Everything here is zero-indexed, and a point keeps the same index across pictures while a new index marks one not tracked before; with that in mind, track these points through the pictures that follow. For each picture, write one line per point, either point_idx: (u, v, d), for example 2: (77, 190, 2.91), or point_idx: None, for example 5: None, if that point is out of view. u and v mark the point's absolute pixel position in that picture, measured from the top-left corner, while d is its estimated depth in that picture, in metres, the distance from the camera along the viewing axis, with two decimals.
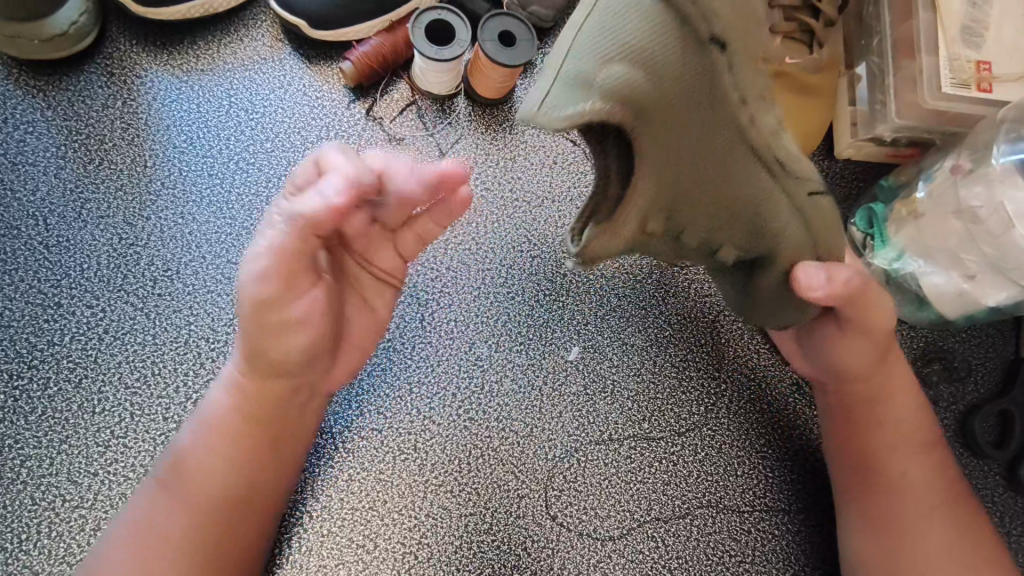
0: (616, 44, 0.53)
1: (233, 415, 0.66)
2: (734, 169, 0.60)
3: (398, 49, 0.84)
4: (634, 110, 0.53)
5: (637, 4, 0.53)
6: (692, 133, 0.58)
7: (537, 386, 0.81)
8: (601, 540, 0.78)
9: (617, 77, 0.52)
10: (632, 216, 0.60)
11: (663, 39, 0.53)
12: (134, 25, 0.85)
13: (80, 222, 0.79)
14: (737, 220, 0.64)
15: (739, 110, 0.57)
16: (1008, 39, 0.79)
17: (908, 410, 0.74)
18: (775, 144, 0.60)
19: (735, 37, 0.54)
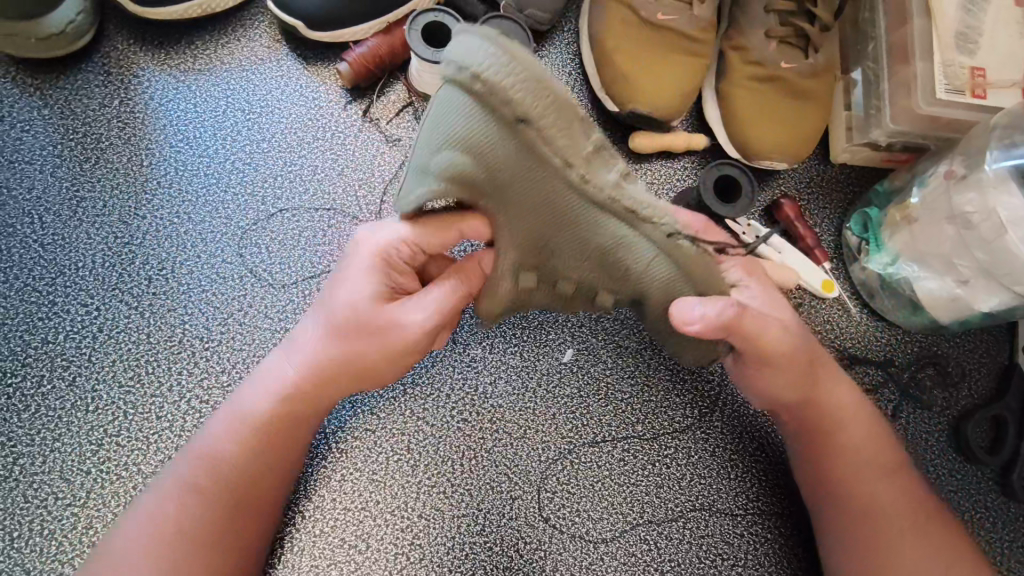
0: (445, 133, 0.57)
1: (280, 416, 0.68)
2: (580, 219, 0.60)
3: (395, 49, 0.84)
4: (471, 188, 0.59)
5: (460, 94, 0.54)
6: (530, 200, 0.60)
7: (531, 388, 0.81)
8: (593, 543, 0.78)
9: (445, 165, 0.58)
10: (499, 270, 0.67)
11: (482, 128, 0.55)
12: (132, 25, 0.85)
13: (76, 220, 0.79)
14: (602, 262, 0.64)
15: (559, 173, 0.56)
16: (1002, 47, 0.80)
17: (861, 426, 0.74)
18: (618, 195, 0.57)
19: (542, 114, 0.53)
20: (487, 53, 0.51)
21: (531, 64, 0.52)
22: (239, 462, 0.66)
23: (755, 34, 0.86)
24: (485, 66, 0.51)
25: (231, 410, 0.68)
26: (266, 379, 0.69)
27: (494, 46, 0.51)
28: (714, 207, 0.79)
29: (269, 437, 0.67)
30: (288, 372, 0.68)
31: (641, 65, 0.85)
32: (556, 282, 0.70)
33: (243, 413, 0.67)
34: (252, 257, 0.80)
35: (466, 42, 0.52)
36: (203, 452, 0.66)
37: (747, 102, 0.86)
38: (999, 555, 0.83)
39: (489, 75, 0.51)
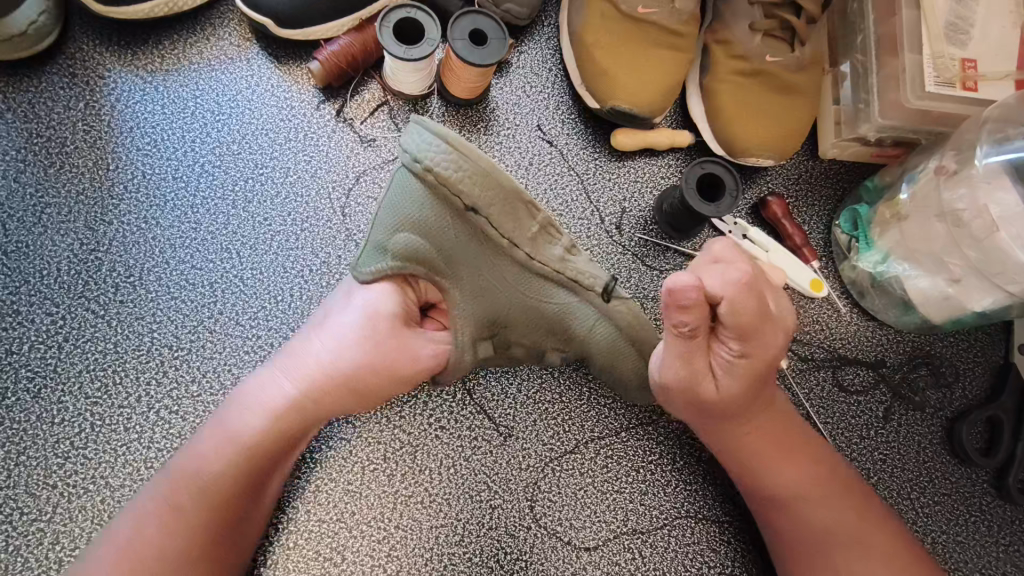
0: (399, 215, 0.66)
1: (268, 437, 0.63)
2: (525, 287, 0.69)
3: (368, 47, 0.82)
4: (430, 260, 0.67)
5: (416, 186, 0.65)
6: (482, 276, 0.68)
7: (511, 394, 0.79)
8: (576, 552, 0.76)
9: (403, 247, 0.66)
10: (459, 343, 0.69)
11: (432, 215, 0.66)
12: (97, 25, 0.82)
13: (40, 227, 0.77)
14: (548, 333, 0.72)
15: (507, 249, 0.67)
16: (991, 39, 0.78)
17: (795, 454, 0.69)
18: (561, 267, 0.69)
19: (489, 202, 0.64)
20: (438, 150, 0.63)
21: (480, 159, 0.63)
22: (231, 485, 0.62)
23: (739, 26, 0.84)
24: (438, 162, 0.63)
25: (222, 430, 0.63)
26: (259, 399, 0.64)
27: (445, 142, 0.63)
28: (696, 206, 0.77)
29: (250, 457, 0.63)
30: (277, 401, 0.64)
31: (621, 62, 0.83)
32: (508, 349, 0.74)
33: (234, 435, 0.63)
34: (223, 262, 0.78)
35: (419, 141, 0.64)
36: (191, 472, 0.62)
37: (733, 99, 0.84)
38: (993, 560, 0.81)
39: (440, 170, 0.63)
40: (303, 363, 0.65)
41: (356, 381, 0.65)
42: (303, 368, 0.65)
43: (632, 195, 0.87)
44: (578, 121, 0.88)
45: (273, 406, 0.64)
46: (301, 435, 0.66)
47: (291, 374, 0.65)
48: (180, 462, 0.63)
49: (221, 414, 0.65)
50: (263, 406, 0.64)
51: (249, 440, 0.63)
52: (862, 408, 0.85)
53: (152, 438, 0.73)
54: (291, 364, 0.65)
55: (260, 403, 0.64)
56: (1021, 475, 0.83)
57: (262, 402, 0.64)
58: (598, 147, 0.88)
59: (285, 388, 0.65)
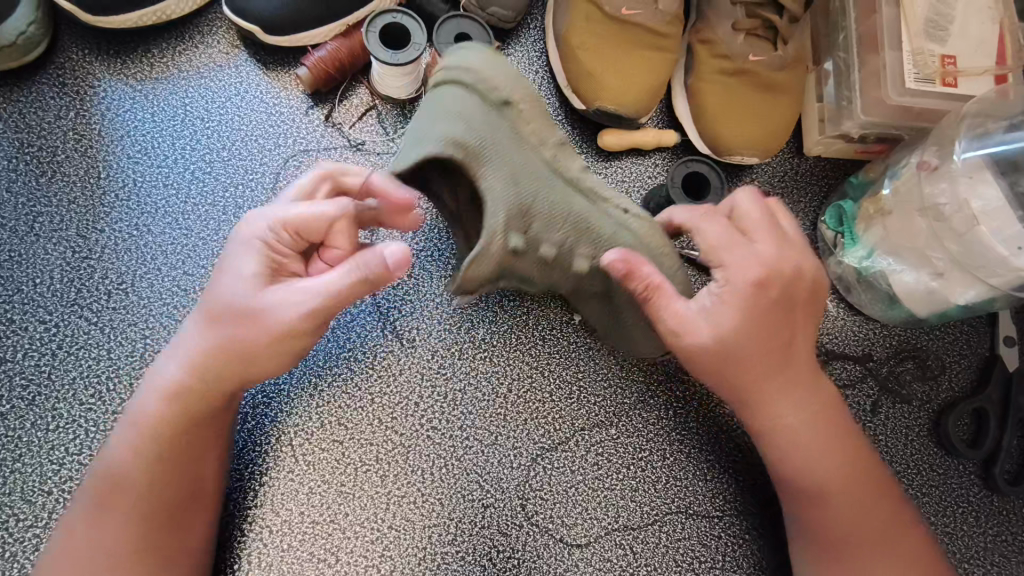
0: (448, 112, 0.66)
1: (171, 415, 0.64)
2: (553, 184, 0.67)
3: (355, 53, 0.83)
4: (469, 141, 0.64)
5: (454, 84, 0.68)
6: (512, 163, 0.65)
7: (502, 394, 0.80)
8: (568, 549, 0.77)
9: (445, 129, 0.64)
10: (489, 225, 0.62)
11: (469, 104, 0.66)
12: (86, 34, 0.83)
13: (33, 236, 0.77)
14: (577, 231, 0.67)
15: (547, 144, 0.69)
16: (970, 36, 0.79)
17: (807, 418, 0.69)
18: (583, 176, 0.70)
19: (531, 105, 0.69)
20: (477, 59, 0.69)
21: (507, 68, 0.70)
22: (146, 472, 0.62)
23: (722, 26, 0.84)
24: (474, 66, 0.68)
25: (128, 421, 0.64)
26: (178, 352, 0.65)
27: (483, 54, 0.69)
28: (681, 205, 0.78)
29: (160, 439, 0.63)
30: (189, 358, 0.64)
31: (605, 63, 0.84)
32: (538, 251, 0.66)
33: (140, 419, 0.64)
34: (214, 267, 0.79)
35: (464, 55, 0.69)
36: (126, 437, 0.64)
37: (716, 97, 0.85)
38: (980, 550, 0.82)
39: (481, 70, 0.67)
40: (189, 340, 0.65)
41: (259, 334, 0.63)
42: (207, 314, 0.64)
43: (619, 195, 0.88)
44: (565, 123, 0.89)
45: (189, 360, 0.64)
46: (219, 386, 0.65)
47: (201, 324, 0.65)
48: (118, 427, 0.65)
49: (151, 372, 0.66)
50: (160, 387, 0.64)
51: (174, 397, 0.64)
52: (850, 401, 0.85)
53: None
54: (199, 315, 0.65)
55: (175, 359, 0.65)
56: (1007, 465, 0.84)
57: (178, 357, 0.65)
58: (585, 149, 0.89)
59: (173, 367, 0.64)
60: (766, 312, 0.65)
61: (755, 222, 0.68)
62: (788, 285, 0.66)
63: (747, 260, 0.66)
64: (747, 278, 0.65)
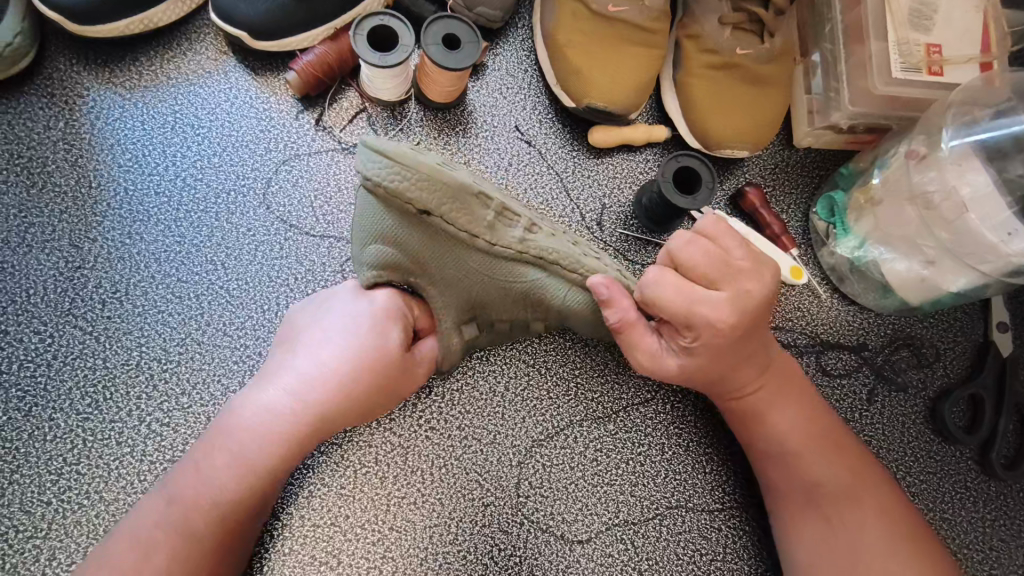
0: (370, 231, 0.68)
1: (276, 462, 0.65)
2: (497, 270, 0.68)
3: (343, 55, 0.83)
4: (403, 262, 0.69)
5: (373, 198, 0.67)
6: (451, 269, 0.69)
7: (499, 393, 0.80)
8: (569, 546, 0.77)
9: (379, 254, 0.69)
10: (444, 331, 0.72)
11: (393, 220, 0.66)
12: (73, 43, 0.83)
13: (25, 247, 0.77)
14: (525, 307, 0.72)
15: (470, 242, 0.66)
16: (954, 24, 0.80)
17: (786, 411, 0.71)
18: (524, 247, 0.67)
19: (436, 200, 0.63)
20: (377, 165, 0.62)
21: (414, 160, 0.62)
22: (243, 502, 0.64)
23: (708, 21, 0.85)
24: (383, 178, 0.63)
25: (232, 453, 0.64)
26: (268, 420, 0.65)
27: (381, 157, 0.62)
28: (674, 199, 0.77)
29: (263, 479, 0.65)
30: (285, 428, 0.65)
31: (593, 60, 0.84)
32: (492, 328, 0.76)
33: (241, 458, 0.64)
34: (208, 274, 0.79)
35: (363, 160, 0.63)
36: (202, 501, 0.62)
37: (705, 91, 0.85)
38: (979, 535, 0.83)
39: (389, 186, 0.62)
40: (313, 385, 0.66)
41: (352, 404, 0.68)
42: (311, 383, 0.66)
43: (611, 190, 0.88)
44: (555, 121, 0.89)
45: (286, 430, 0.65)
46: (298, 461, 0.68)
47: (301, 393, 0.66)
48: (180, 484, 0.63)
49: (222, 432, 0.65)
50: (269, 425, 0.65)
51: (260, 468, 0.64)
52: (846, 391, 0.86)
53: (145, 450, 0.73)
54: (297, 383, 0.66)
55: (257, 430, 0.65)
56: (1004, 450, 0.84)
57: (267, 426, 0.65)
58: (576, 145, 0.89)
59: (288, 405, 0.65)
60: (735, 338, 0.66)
61: (710, 269, 0.65)
62: (753, 315, 0.65)
63: (714, 320, 0.64)
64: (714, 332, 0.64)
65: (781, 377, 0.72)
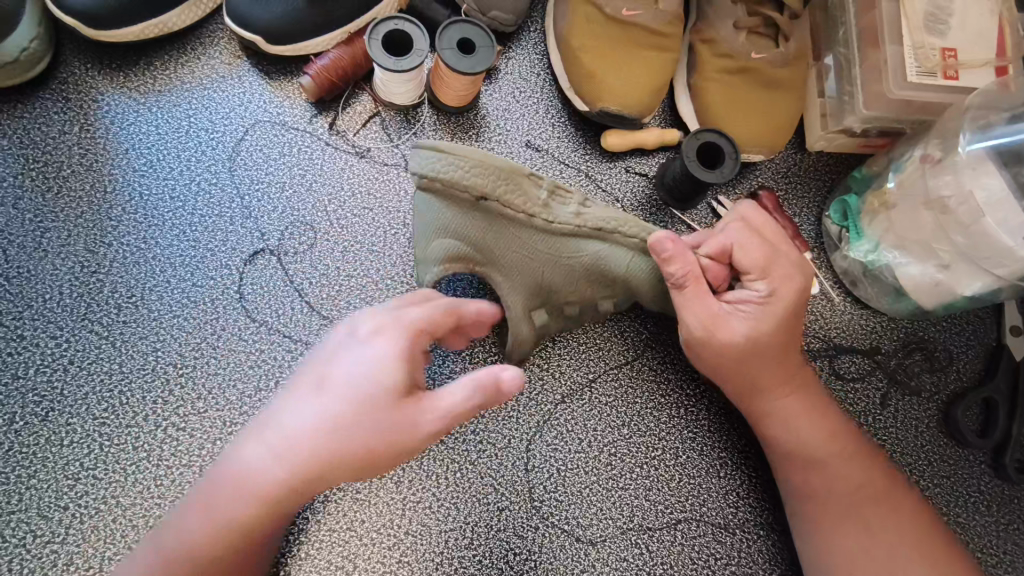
0: (432, 228, 0.71)
1: (248, 519, 0.58)
2: (560, 249, 0.73)
3: (357, 60, 0.83)
4: (468, 251, 0.72)
5: (433, 198, 0.71)
6: (514, 251, 0.72)
7: (514, 398, 0.80)
8: (584, 550, 0.77)
9: (444, 247, 0.71)
10: (516, 314, 0.73)
11: (453, 214, 0.70)
12: (87, 48, 0.83)
13: (41, 251, 0.77)
14: (594, 281, 0.75)
15: (525, 220, 0.71)
16: (970, 28, 0.80)
17: (800, 416, 0.72)
18: (582, 220, 0.73)
19: (491, 180, 0.68)
20: (435, 162, 0.67)
21: (461, 150, 0.67)
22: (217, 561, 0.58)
23: (723, 25, 0.85)
24: (439, 169, 0.67)
25: (189, 510, 0.60)
26: (233, 480, 0.59)
27: (433, 151, 0.67)
28: (700, 175, 0.77)
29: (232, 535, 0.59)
30: (247, 506, 0.58)
31: (607, 64, 0.84)
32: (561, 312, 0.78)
33: (210, 512, 0.59)
34: (223, 278, 0.79)
35: (416, 159, 0.68)
36: (167, 564, 0.58)
37: (719, 95, 0.85)
38: (993, 538, 0.83)
39: (446, 176, 0.67)
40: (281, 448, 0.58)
41: (403, 447, 0.59)
42: (287, 441, 0.58)
43: (625, 193, 0.88)
44: (568, 125, 0.89)
45: (257, 486, 0.58)
46: (283, 517, 0.61)
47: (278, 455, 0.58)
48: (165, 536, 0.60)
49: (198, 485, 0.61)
50: (229, 479, 0.59)
51: (216, 558, 0.58)
52: (859, 395, 0.86)
53: (161, 455, 0.74)
54: (260, 442, 0.59)
55: (226, 487, 0.59)
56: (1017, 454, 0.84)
57: (237, 481, 0.59)
58: (589, 149, 0.89)
59: (255, 463, 0.58)
60: (787, 317, 0.70)
61: (770, 231, 0.73)
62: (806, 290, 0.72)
63: (789, 270, 0.71)
64: (783, 292, 0.70)
65: (809, 387, 0.74)
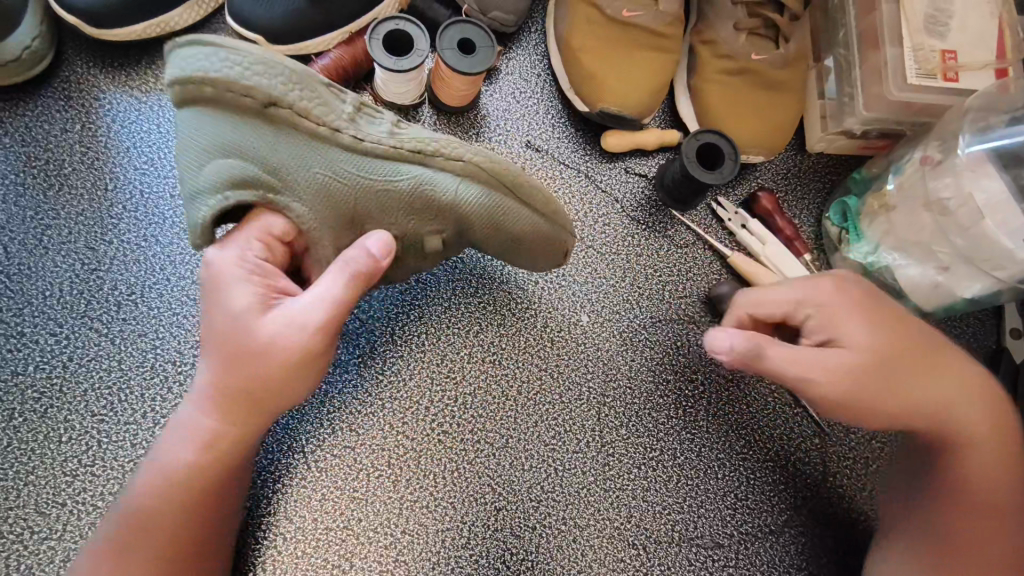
0: (206, 148, 0.61)
1: (196, 467, 0.61)
2: (371, 176, 0.65)
3: (358, 59, 0.83)
4: (258, 176, 0.62)
5: (207, 108, 0.61)
6: (297, 171, 0.63)
7: (512, 398, 0.80)
8: (581, 550, 0.77)
9: (226, 169, 0.61)
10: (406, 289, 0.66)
11: (238, 131, 0.61)
12: (90, 47, 0.84)
13: (41, 249, 0.77)
14: (414, 213, 0.68)
15: (329, 136, 0.63)
16: (970, 29, 0.80)
17: (973, 421, 0.68)
18: (395, 140, 0.65)
19: (288, 89, 0.61)
20: (246, 65, 0.59)
21: (268, 56, 0.60)
22: (173, 517, 0.60)
23: (723, 26, 0.85)
24: (206, 69, 0.59)
25: (150, 466, 0.62)
26: (176, 434, 0.62)
27: (226, 54, 0.59)
28: (700, 176, 0.77)
29: (194, 488, 0.61)
30: (185, 455, 0.61)
31: (607, 65, 0.84)
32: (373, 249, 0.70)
33: (168, 469, 0.61)
34: None
35: (190, 57, 0.60)
36: (125, 518, 0.60)
37: (719, 96, 0.85)
38: None
39: (235, 78, 0.59)
40: (203, 389, 0.61)
41: (296, 355, 0.60)
42: (203, 388, 0.62)
43: (624, 194, 0.88)
44: (568, 126, 0.90)
45: (199, 430, 0.61)
46: (240, 457, 0.63)
47: (200, 403, 0.61)
48: (127, 499, 0.61)
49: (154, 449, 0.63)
50: (182, 430, 0.62)
51: (165, 511, 0.60)
52: None
53: None
54: (195, 397, 0.62)
55: (175, 439, 0.62)
56: None
57: (184, 432, 0.62)
58: (589, 150, 0.89)
59: (199, 415, 0.62)
60: (892, 325, 0.66)
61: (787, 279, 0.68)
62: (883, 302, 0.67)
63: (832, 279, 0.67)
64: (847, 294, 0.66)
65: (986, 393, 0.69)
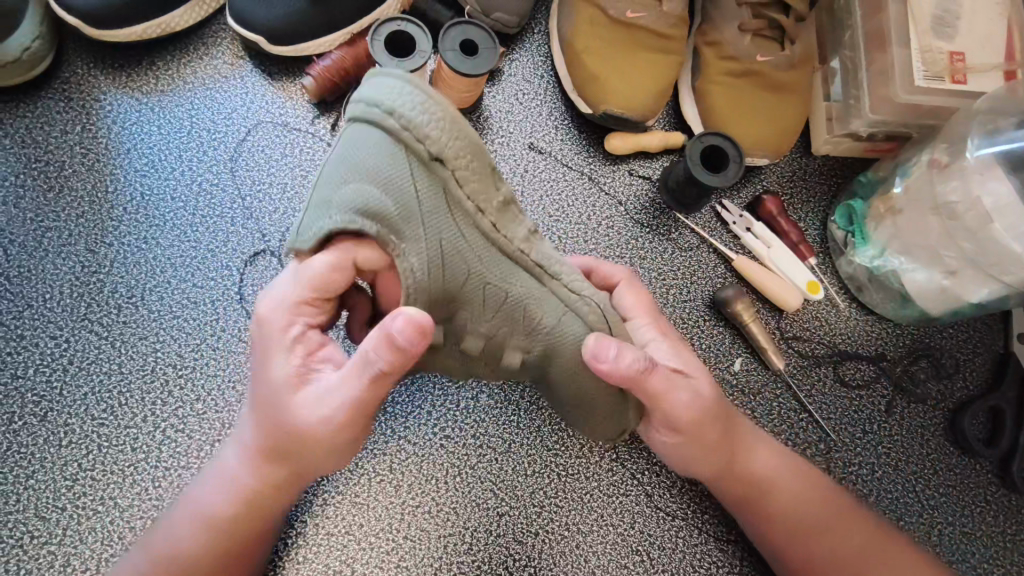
0: (359, 166, 0.54)
1: (234, 510, 0.61)
2: (475, 255, 0.55)
3: (361, 60, 0.82)
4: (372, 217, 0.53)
5: (378, 132, 0.53)
6: (427, 234, 0.54)
7: (515, 402, 0.80)
8: (584, 556, 0.76)
9: (354, 194, 0.53)
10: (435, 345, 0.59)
11: (395, 163, 0.53)
12: (91, 48, 0.83)
13: (41, 251, 0.77)
14: (511, 322, 0.58)
15: (459, 202, 0.54)
16: (978, 31, 0.79)
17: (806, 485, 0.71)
18: (528, 246, 0.56)
19: (459, 153, 0.53)
20: (415, 103, 0.52)
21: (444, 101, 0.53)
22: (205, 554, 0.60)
23: (728, 27, 0.84)
24: (401, 102, 0.52)
25: (189, 505, 0.62)
26: (216, 477, 0.62)
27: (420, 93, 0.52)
28: (704, 179, 0.77)
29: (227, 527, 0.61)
30: (223, 505, 0.61)
31: (611, 67, 0.83)
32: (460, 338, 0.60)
33: (203, 509, 0.61)
34: (223, 280, 0.79)
35: (377, 86, 0.54)
36: (166, 551, 0.61)
37: (723, 98, 0.84)
38: (1002, 549, 0.81)
39: (402, 109, 0.52)
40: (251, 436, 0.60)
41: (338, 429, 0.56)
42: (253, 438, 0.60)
43: (627, 196, 0.88)
44: (571, 128, 0.89)
45: (241, 476, 0.61)
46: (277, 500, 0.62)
47: (247, 451, 0.60)
48: (162, 532, 0.62)
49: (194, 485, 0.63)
50: (222, 475, 0.62)
51: (189, 547, 0.60)
52: (864, 402, 0.85)
53: (159, 457, 0.73)
54: (239, 440, 0.61)
55: (217, 476, 0.62)
56: None
57: (225, 476, 0.61)
58: (592, 152, 0.88)
59: (240, 461, 0.61)
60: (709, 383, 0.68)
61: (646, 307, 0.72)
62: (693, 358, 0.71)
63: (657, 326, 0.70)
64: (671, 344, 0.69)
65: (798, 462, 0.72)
